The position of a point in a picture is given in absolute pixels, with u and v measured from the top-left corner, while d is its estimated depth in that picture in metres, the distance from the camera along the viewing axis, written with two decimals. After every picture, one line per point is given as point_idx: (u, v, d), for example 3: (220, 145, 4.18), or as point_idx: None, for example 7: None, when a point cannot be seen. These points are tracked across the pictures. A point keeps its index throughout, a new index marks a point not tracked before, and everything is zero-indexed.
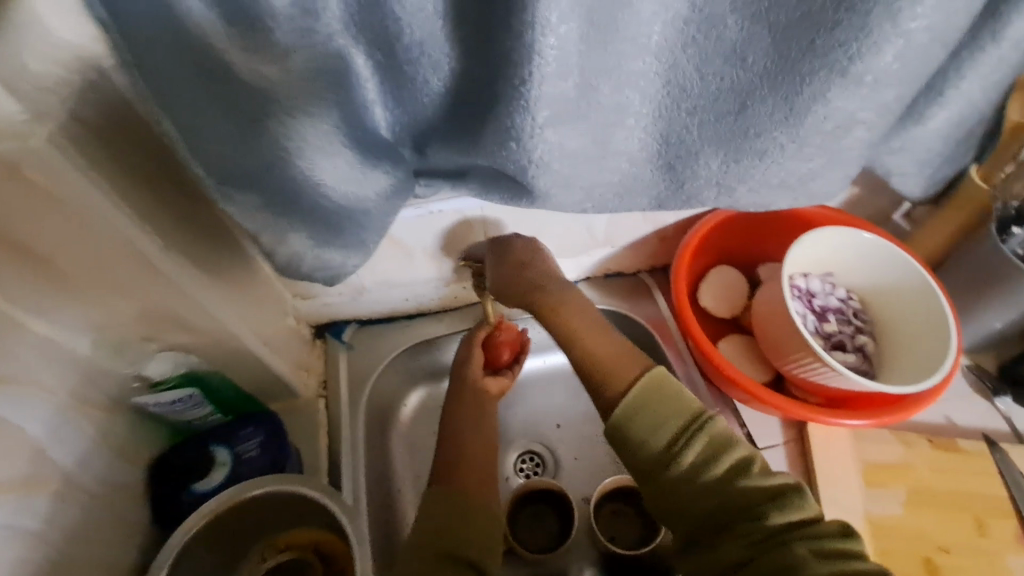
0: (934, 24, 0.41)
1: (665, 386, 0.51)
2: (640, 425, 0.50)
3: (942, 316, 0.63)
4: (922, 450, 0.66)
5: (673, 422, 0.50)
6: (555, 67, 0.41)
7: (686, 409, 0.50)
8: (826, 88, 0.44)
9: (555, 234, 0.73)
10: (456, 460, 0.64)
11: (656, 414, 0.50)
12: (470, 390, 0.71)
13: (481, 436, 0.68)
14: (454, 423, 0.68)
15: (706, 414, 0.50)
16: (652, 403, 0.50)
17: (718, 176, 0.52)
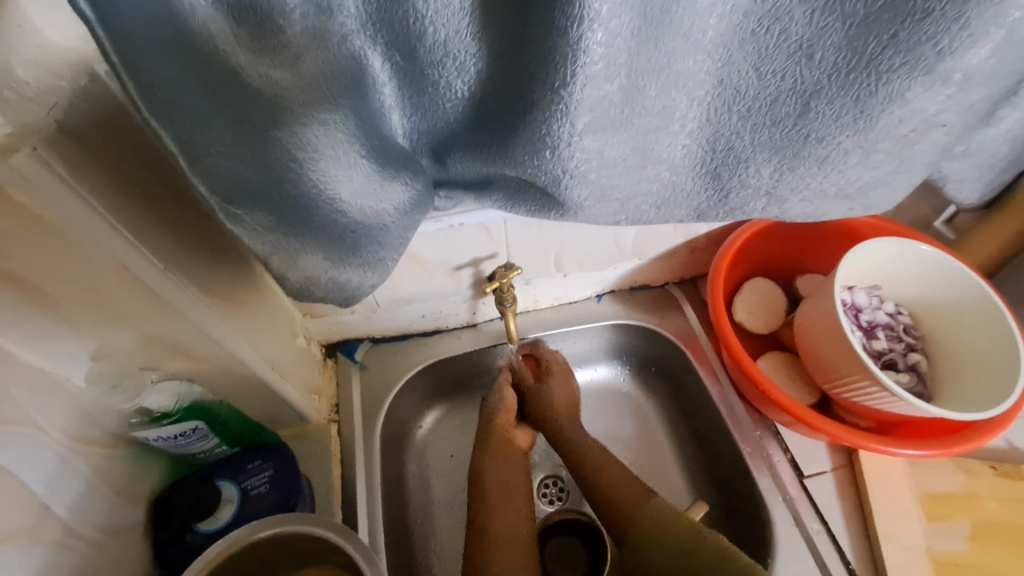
0: None
1: (648, 523, 0.58)
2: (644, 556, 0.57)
3: (1007, 334, 0.58)
4: (986, 478, 0.61)
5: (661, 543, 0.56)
6: (601, 67, 0.37)
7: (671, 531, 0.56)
8: (906, 88, 0.39)
9: (582, 247, 0.69)
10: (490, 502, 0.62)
11: (659, 526, 0.57)
12: (501, 441, 0.67)
13: (511, 483, 0.64)
14: (486, 474, 0.65)
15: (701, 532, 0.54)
16: (655, 533, 0.57)
17: (769, 185, 0.48)
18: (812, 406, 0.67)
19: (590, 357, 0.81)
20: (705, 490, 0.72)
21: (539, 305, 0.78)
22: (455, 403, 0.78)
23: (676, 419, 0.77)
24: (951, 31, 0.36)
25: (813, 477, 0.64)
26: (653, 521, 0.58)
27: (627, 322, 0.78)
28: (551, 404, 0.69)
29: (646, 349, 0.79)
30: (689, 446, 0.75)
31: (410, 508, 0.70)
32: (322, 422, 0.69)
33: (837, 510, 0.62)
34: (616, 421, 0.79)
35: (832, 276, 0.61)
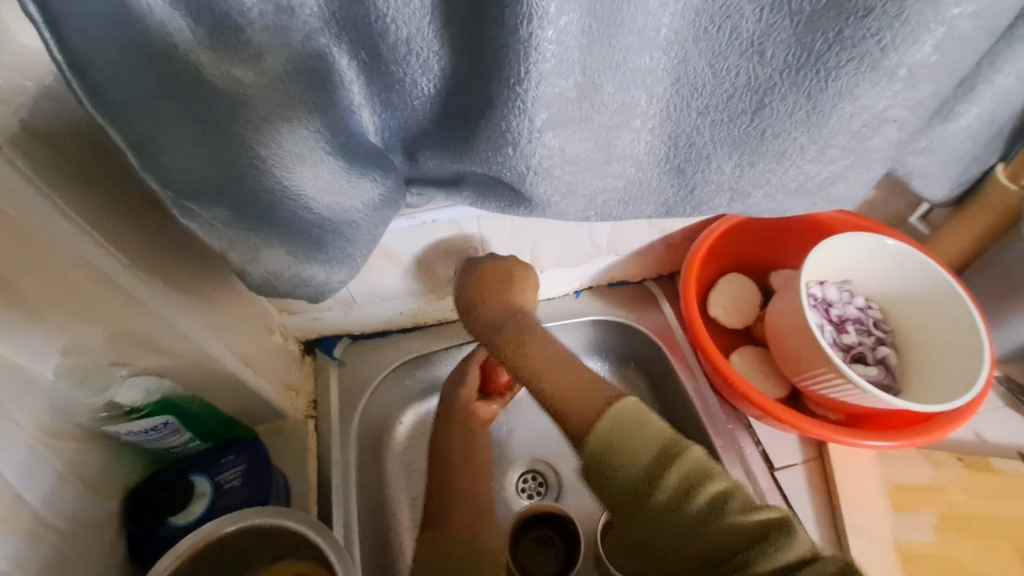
0: (982, 10, 0.38)
1: (624, 419, 0.45)
2: (617, 462, 0.44)
3: (972, 327, 0.59)
4: (954, 471, 0.62)
5: (645, 454, 0.43)
6: (554, 64, 0.38)
7: (654, 441, 0.44)
8: (857, 85, 0.40)
9: (556, 243, 0.69)
10: (446, 473, 0.65)
11: (625, 457, 0.44)
12: (459, 416, 0.69)
13: (471, 457, 0.67)
14: (445, 447, 0.67)
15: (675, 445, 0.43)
16: (628, 440, 0.44)
17: (731, 181, 0.49)
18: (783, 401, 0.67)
19: None
20: None
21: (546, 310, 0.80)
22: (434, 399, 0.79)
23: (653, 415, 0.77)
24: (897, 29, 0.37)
25: (783, 471, 0.65)
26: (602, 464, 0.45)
27: (605, 318, 0.79)
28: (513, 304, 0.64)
29: (625, 345, 0.80)
30: None
31: (388, 504, 0.71)
32: (300, 418, 0.70)
33: (807, 502, 0.63)
34: None
35: (801, 271, 0.62)
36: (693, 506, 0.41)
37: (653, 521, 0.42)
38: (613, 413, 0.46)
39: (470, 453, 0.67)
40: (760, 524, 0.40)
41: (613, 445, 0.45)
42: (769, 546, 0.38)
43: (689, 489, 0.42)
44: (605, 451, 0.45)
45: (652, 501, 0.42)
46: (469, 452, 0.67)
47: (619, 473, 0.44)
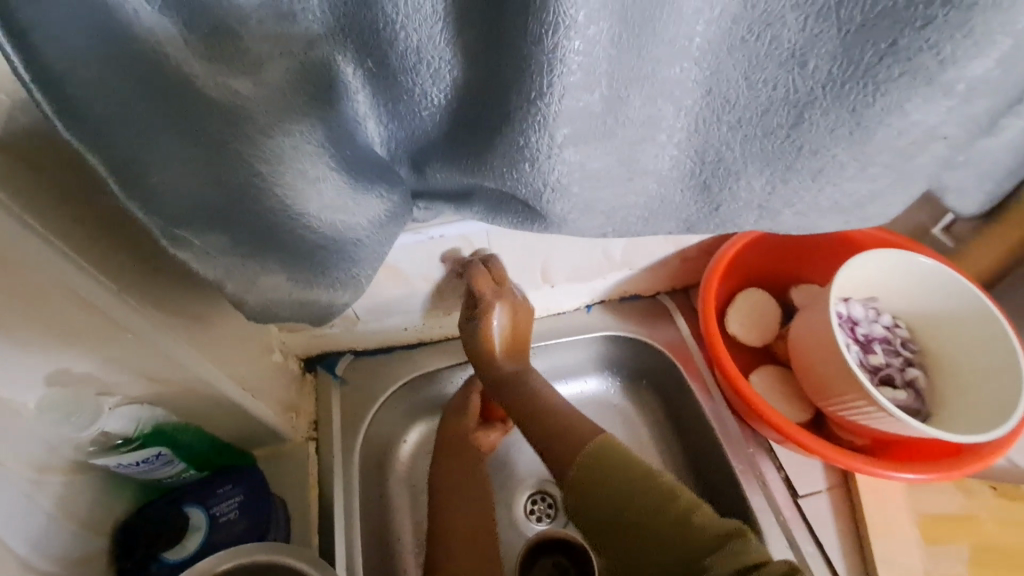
0: None
1: (607, 455, 0.52)
2: (596, 488, 0.51)
3: (1009, 350, 0.56)
4: (986, 499, 0.59)
5: (617, 478, 0.50)
6: (581, 76, 0.35)
7: (630, 468, 0.50)
8: (907, 98, 0.37)
9: (569, 258, 0.66)
10: (445, 527, 0.62)
11: (604, 484, 0.50)
12: (455, 452, 0.67)
13: (476, 501, 0.64)
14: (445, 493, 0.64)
15: (649, 471, 0.49)
16: (604, 472, 0.51)
17: (760, 198, 0.46)
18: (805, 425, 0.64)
19: (580, 369, 0.79)
20: None
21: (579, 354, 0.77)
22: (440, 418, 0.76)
23: (668, 434, 0.75)
24: (954, 39, 0.34)
25: (808, 498, 0.61)
26: (584, 490, 0.51)
27: (617, 334, 0.76)
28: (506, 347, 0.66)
29: (638, 362, 0.77)
30: (681, 461, 0.73)
31: (391, 530, 0.68)
32: (300, 440, 0.67)
33: (833, 532, 0.59)
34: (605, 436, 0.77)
35: (828, 289, 0.59)
36: (664, 519, 0.46)
37: (635, 533, 0.47)
38: (595, 447, 0.53)
39: (472, 495, 0.65)
40: (722, 534, 0.44)
41: (594, 473, 0.51)
42: (730, 548, 0.42)
43: (664, 503, 0.47)
44: (585, 480, 0.51)
45: (632, 513, 0.48)
46: (471, 494, 0.65)
47: (603, 495, 0.50)
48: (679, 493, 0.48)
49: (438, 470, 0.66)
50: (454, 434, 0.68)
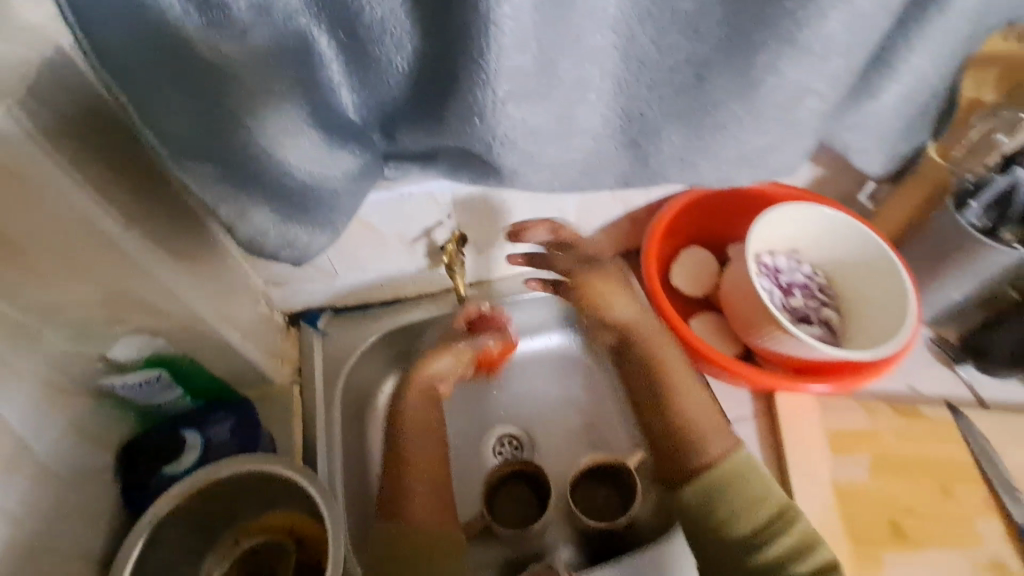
0: None
1: (736, 477, 0.59)
2: (733, 509, 0.58)
3: (902, 286, 0.65)
4: (886, 417, 0.67)
5: (751, 510, 0.58)
6: (513, 39, 0.42)
7: (761, 501, 0.58)
8: (775, 57, 0.46)
9: (528, 218, 0.74)
10: (402, 463, 0.62)
11: (732, 504, 0.58)
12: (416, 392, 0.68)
13: (431, 446, 0.64)
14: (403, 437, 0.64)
15: (764, 502, 0.58)
16: (730, 487, 0.59)
17: (680, 151, 0.54)
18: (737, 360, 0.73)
19: (542, 326, 0.87)
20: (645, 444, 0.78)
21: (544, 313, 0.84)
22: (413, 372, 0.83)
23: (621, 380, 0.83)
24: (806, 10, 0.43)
25: (736, 423, 0.69)
26: (705, 495, 0.59)
27: None
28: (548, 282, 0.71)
29: None
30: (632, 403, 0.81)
31: (369, 465, 0.75)
32: (284, 383, 0.74)
33: (757, 451, 0.67)
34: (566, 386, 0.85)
35: (748, 239, 0.68)
36: (753, 557, 0.57)
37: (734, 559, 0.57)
38: (733, 465, 0.60)
39: (427, 442, 0.64)
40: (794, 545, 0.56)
41: (715, 490, 0.59)
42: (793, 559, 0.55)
43: (768, 532, 0.57)
44: (705, 495, 0.59)
45: (761, 543, 0.57)
46: (427, 441, 0.65)
47: (733, 512, 0.58)
48: (778, 518, 0.57)
49: (407, 405, 0.67)
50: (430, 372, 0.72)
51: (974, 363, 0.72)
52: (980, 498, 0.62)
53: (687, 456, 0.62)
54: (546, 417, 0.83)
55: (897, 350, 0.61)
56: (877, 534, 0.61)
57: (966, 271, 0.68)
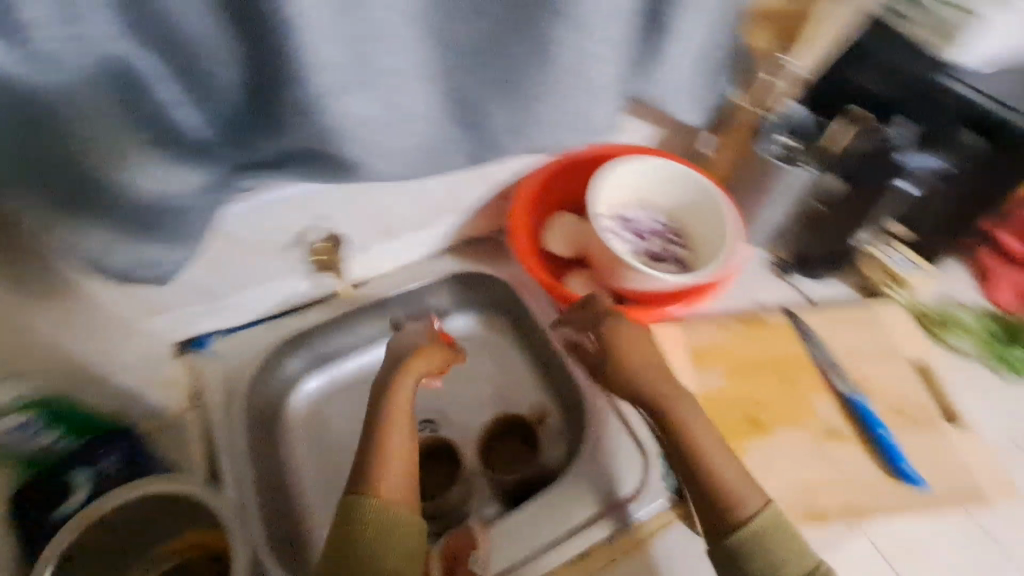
0: None
1: (776, 529, 0.54)
2: (774, 560, 0.53)
3: (725, 216, 0.76)
4: (736, 330, 0.76)
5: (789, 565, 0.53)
6: (320, 35, 0.46)
7: (800, 561, 0.53)
8: (555, 22, 0.52)
9: (398, 209, 0.77)
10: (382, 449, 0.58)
11: (773, 557, 0.53)
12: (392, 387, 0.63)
13: (396, 439, 0.59)
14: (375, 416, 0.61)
15: (809, 564, 0.53)
16: (764, 547, 0.54)
17: (504, 124, 0.60)
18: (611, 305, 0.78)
19: (445, 309, 0.88)
20: (548, 400, 0.83)
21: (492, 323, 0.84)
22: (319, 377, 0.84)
23: (518, 347, 0.88)
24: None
25: None
26: (746, 546, 0.53)
27: (464, 273, 0.87)
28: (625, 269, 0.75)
29: (486, 293, 0.88)
30: (531, 365, 0.86)
31: (285, 471, 0.77)
32: (179, 411, 0.74)
33: None
34: (472, 365, 0.87)
35: (592, 194, 0.76)
36: None
37: None
38: (773, 512, 0.55)
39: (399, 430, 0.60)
40: None
41: (762, 541, 0.54)
42: None
43: None
44: (751, 547, 0.53)
45: None
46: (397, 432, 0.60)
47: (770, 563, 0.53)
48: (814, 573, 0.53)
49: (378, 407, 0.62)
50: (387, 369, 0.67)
51: (801, 272, 0.85)
52: (812, 382, 0.71)
53: (726, 515, 0.55)
54: (459, 402, 0.84)
55: (723, 268, 0.72)
56: (739, 431, 0.67)
57: (779, 191, 0.78)
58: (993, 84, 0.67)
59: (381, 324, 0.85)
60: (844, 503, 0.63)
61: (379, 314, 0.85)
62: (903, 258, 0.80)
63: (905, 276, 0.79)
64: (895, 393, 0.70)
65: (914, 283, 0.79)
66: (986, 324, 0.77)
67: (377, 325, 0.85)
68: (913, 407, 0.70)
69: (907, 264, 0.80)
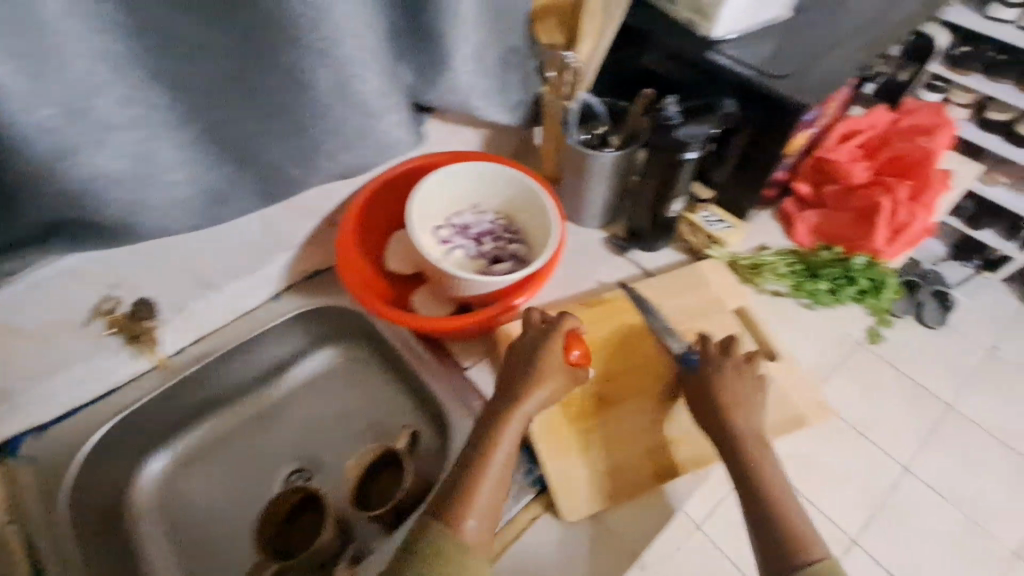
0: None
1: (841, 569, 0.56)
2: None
3: (545, 206, 0.78)
4: (580, 313, 0.78)
5: None
6: (16, 104, 0.42)
7: None
8: (297, 49, 0.51)
9: (213, 260, 0.74)
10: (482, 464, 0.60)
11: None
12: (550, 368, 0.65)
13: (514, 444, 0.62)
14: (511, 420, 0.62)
15: None
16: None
17: (286, 158, 0.59)
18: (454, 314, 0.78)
19: (296, 353, 0.89)
20: (418, 418, 0.83)
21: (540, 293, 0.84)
22: (173, 444, 0.81)
23: (382, 370, 0.88)
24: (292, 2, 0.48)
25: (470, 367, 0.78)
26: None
27: (312, 307, 0.85)
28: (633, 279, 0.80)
29: (339, 323, 0.88)
30: (399, 386, 0.86)
31: (141, 550, 0.74)
32: None
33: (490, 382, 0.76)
34: (338, 400, 0.87)
35: (410, 209, 0.75)
36: None
37: None
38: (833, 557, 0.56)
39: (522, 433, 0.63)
40: None
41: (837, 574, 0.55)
42: None
43: None
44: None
45: None
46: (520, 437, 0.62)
47: None
48: None
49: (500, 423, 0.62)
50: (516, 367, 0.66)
51: (637, 246, 0.88)
52: (653, 350, 0.75)
53: (794, 557, 0.56)
54: (328, 439, 0.85)
55: (548, 256, 0.73)
56: (587, 410, 0.70)
57: (595, 174, 0.80)
58: (744, 52, 0.74)
59: (232, 377, 0.84)
60: (687, 457, 0.69)
61: (227, 368, 0.83)
62: (715, 217, 0.85)
63: (719, 235, 0.83)
64: None
65: (730, 241, 0.84)
66: (793, 264, 0.83)
67: (229, 380, 0.84)
68: None
69: (719, 223, 0.85)
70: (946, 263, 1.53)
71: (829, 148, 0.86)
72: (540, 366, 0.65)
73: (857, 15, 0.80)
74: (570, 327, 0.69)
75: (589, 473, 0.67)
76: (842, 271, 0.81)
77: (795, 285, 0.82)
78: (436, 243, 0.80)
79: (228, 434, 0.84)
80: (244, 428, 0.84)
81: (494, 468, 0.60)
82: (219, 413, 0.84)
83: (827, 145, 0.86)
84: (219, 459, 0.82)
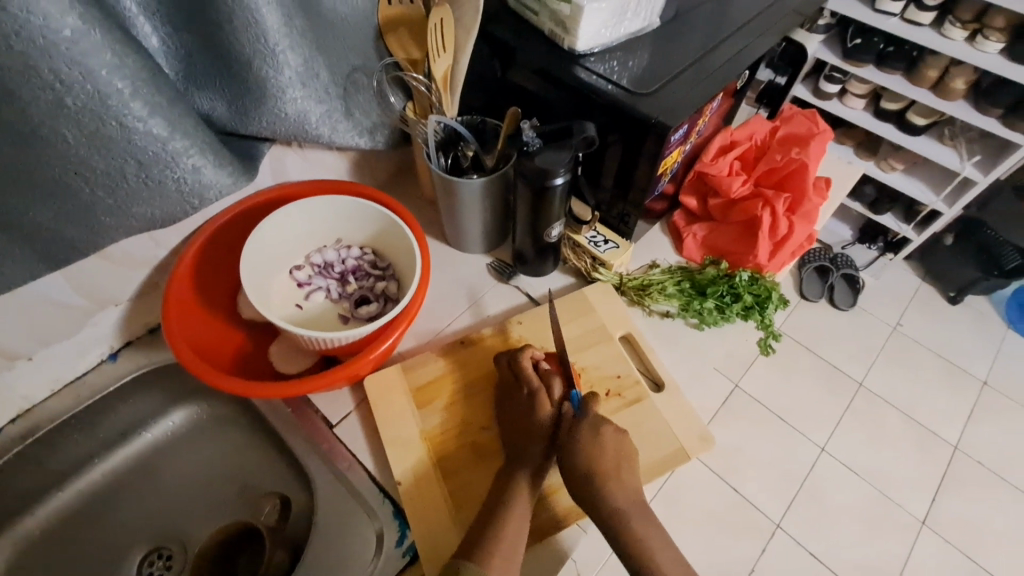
0: (104, 22, 0.42)
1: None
2: None
3: (408, 241, 0.70)
4: (457, 353, 0.73)
5: None
6: None
7: None
8: (21, 91, 0.41)
9: (23, 332, 0.62)
10: (506, 524, 0.57)
11: None
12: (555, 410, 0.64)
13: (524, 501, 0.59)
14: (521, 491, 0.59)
15: None
16: None
17: (62, 220, 0.49)
18: (312, 368, 0.70)
19: (146, 414, 0.78)
20: (290, 479, 0.75)
21: (463, 322, 0.79)
22: None
23: (249, 426, 0.79)
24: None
25: (340, 424, 0.70)
26: None
27: (156, 366, 0.75)
28: (580, 309, 0.77)
29: (193, 379, 0.78)
30: (267, 444, 0.77)
31: None
32: None
33: (362, 440, 0.69)
34: (203, 465, 0.79)
35: (250, 253, 0.66)
36: None
37: None
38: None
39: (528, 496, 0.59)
40: None
41: None
42: None
43: None
44: None
45: None
46: (527, 503, 0.59)
47: None
48: None
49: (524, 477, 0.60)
50: (517, 409, 0.65)
51: (522, 271, 0.83)
52: None
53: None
54: (194, 512, 0.76)
55: (409, 300, 0.66)
56: (463, 464, 0.65)
57: (464, 202, 0.74)
58: (610, 66, 0.70)
59: (69, 454, 0.74)
60: (564, 511, 0.63)
61: (63, 445, 0.73)
62: (601, 238, 0.81)
63: (605, 257, 0.79)
64: (609, 377, 0.72)
65: (616, 262, 0.79)
66: (680, 283, 0.81)
67: (66, 457, 0.73)
68: (625, 386, 0.71)
69: (606, 243, 0.80)
70: (854, 247, 1.34)
71: (708, 162, 0.84)
72: (539, 405, 0.64)
73: (731, 19, 0.76)
74: (535, 359, 0.69)
75: (455, 536, 0.61)
76: (728, 288, 0.79)
77: (683, 305, 0.79)
78: (293, 287, 0.72)
79: (69, 521, 0.73)
80: (89, 510, 0.74)
81: (520, 518, 0.57)
82: (55, 497, 0.73)
83: (706, 159, 0.84)
84: (55, 550, 0.72)
